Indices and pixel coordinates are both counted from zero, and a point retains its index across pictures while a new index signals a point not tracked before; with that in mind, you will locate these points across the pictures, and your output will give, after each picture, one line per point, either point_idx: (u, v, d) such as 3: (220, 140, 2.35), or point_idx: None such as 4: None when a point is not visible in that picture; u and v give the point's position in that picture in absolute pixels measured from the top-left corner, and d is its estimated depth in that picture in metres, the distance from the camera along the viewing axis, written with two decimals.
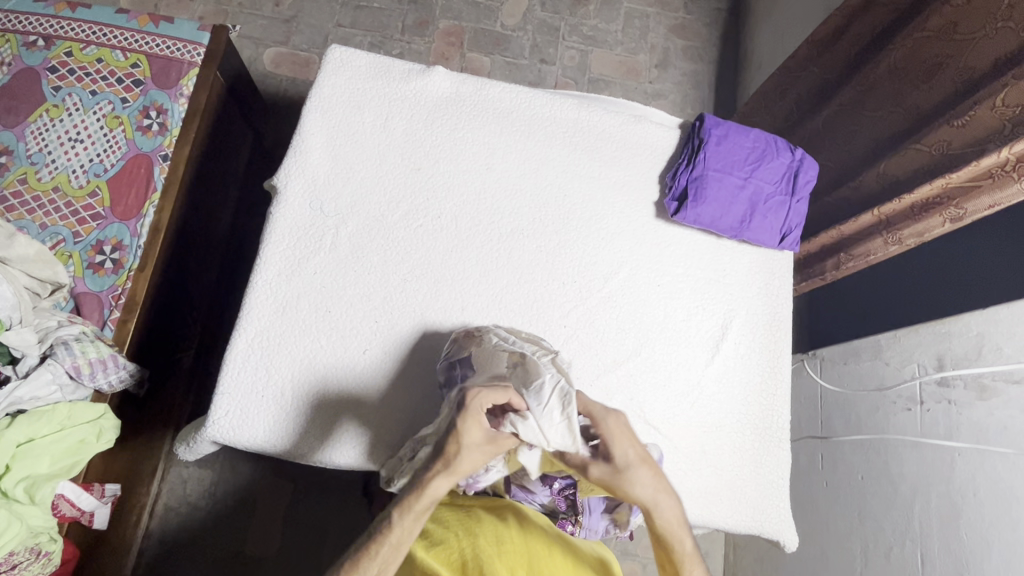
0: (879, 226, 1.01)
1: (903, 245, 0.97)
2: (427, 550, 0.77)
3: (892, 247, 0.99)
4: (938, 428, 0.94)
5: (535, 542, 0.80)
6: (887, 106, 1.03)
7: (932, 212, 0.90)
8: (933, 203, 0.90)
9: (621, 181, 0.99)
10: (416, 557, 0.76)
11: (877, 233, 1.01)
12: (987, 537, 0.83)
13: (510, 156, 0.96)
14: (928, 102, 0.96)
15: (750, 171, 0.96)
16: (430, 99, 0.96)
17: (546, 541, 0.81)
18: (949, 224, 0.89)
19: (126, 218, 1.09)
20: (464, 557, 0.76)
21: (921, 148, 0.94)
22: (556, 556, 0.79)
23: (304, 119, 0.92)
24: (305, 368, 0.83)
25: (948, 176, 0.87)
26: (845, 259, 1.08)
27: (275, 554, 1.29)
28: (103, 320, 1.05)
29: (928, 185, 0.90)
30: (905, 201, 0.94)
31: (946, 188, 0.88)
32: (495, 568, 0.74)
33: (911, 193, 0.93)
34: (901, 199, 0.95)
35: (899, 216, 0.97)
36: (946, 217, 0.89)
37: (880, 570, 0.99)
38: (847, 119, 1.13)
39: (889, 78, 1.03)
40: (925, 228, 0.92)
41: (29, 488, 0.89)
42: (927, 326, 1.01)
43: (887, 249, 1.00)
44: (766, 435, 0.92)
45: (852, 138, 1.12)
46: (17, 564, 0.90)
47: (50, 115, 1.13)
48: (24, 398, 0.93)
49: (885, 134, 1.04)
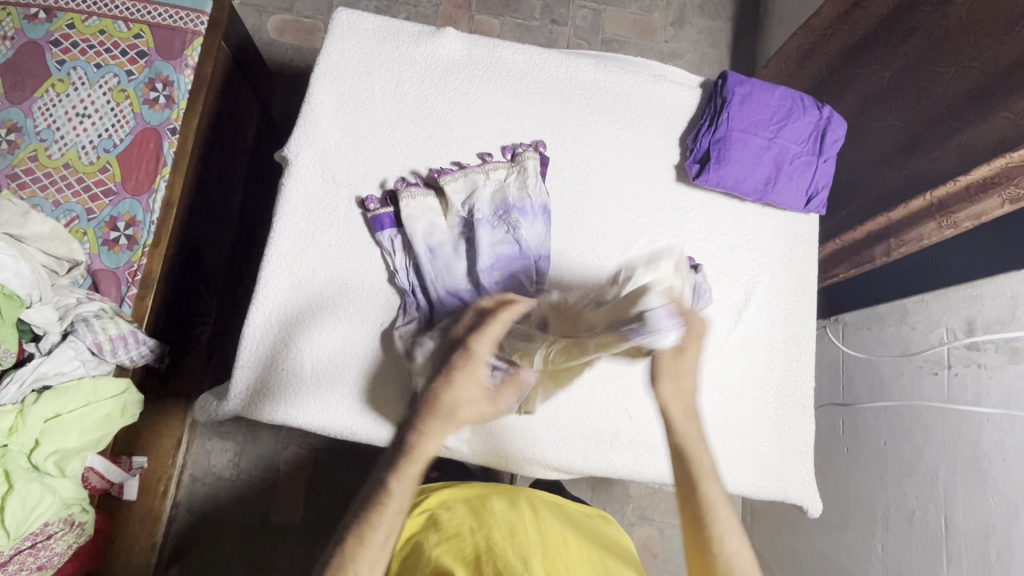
0: (931, 209, 0.98)
1: (959, 229, 0.95)
2: (438, 544, 0.76)
3: (946, 231, 0.97)
4: (966, 392, 0.91)
5: (551, 536, 0.79)
6: (958, 62, 0.96)
7: (990, 194, 0.88)
8: (990, 184, 0.88)
9: (641, 144, 0.95)
10: (429, 550, 0.76)
11: (928, 218, 0.99)
12: (1014, 501, 0.81)
13: (524, 121, 0.93)
14: (1001, 56, 0.89)
15: (775, 130, 0.92)
16: (441, 63, 0.93)
17: (563, 535, 0.80)
18: (1008, 204, 0.87)
19: (138, 194, 1.08)
20: (478, 548, 0.74)
21: (996, 112, 0.88)
22: (571, 548, 0.78)
23: (312, 87, 0.90)
24: (322, 340, 0.83)
25: (1010, 153, 0.84)
26: (894, 244, 1.06)
27: (299, 522, 1.32)
28: (121, 297, 1.06)
29: (986, 165, 0.87)
30: (959, 182, 0.92)
31: (1004, 168, 0.86)
32: (508, 557, 0.73)
33: (968, 173, 0.90)
34: (957, 179, 0.92)
35: (952, 200, 0.94)
36: (1005, 198, 0.87)
37: (903, 536, 0.99)
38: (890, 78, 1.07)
39: (957, 28, 0.95)
40: (982, 210, 0.90)
41: (59, 461, 0.92)
42: (956, 288, 0.97)
43: (941, 233, 0.97)
44: (789, 402, 0.91)
45: (913, 98, 1.05)
46: (51, 534, 0.92)
47: (56, 90, 1.11)
48: (49, 373, 0.95)
49: (947, 92, 0.98)
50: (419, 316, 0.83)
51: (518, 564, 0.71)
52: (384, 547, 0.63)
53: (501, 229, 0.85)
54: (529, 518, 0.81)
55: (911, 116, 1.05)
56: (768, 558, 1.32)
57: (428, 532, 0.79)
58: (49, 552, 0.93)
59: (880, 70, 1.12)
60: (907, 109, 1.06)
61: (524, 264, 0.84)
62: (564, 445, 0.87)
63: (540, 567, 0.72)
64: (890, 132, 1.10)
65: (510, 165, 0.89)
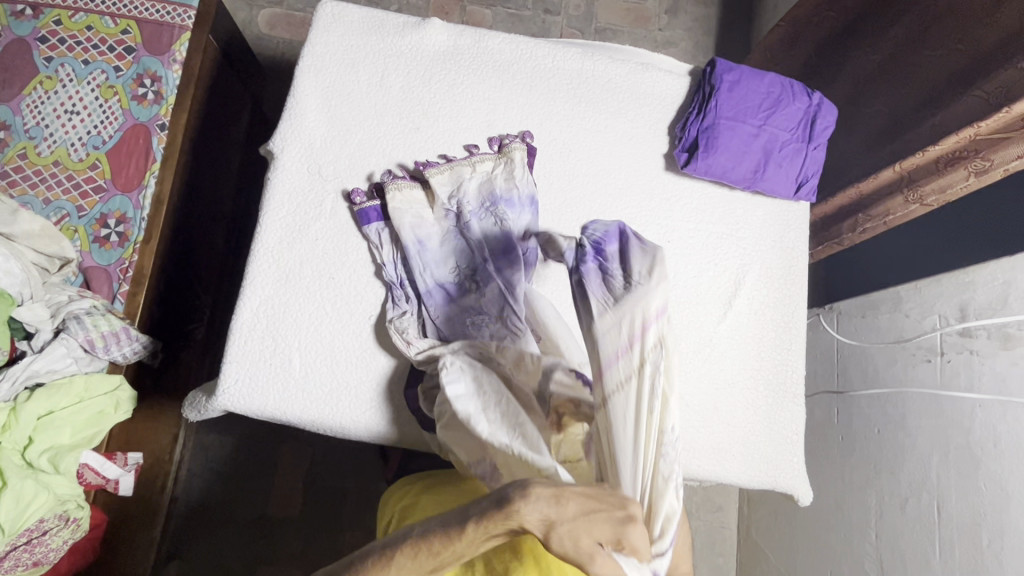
0: (900, 182, 0.97)
1: (925, 203, 0.95)
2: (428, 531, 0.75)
3: (913, 205, 0.97)
4: (959, 379, 0.91)
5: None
6: (948, 44, 0.95)
7: (957, 166, 0.88)
8: (958, 157, 0.87)
9: (629, 133, 0.95)
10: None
11: (896, 192, 0.98)
12: (1005, 488, 0.81)
13: (511, 111, 0.92)
14: (991, 36, 0.88)
15: (764, 117, 0.91)
16: (427, 54, 0.92)
17: None
18: (975, 176, 0.86)
19: (128, 190, 1.08)
20: None
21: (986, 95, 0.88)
22: None
23: (298, 81, 0.89)
24: (310, 334, 0.83)
25: (979, 124, 0.83)
26: (862, 219, 1.06)
27: (296, 515, 1.33)
28: (113, 294, 1.06)
29: (954, 137, 0.87)
30: (928, 154, 0.91)
31: (972, 141, 0.86)
32: None
33: (935, 146, 0.90)
34: (926, 151, 0.91)
35: (920, 172, 0.94)
36: (971, 170, 0.86)
37: (896, 524, 0.99)
38: None
39: (949, 9, 0.94)
40: (948, 182, 0.90)
41: (53, 457, 0.93)
42: (949, 275, 0.97)
43: (908, 207, 0.97)
44: (780, 390, 0.91)
45: (906, 82, 1.03)
46: (47, 530, 0.92)
47: (44, 87, 1.11)
48: (42, 371, 0.96)
49: (940, 76, 0.97)
50: (410, 309, 0.84)
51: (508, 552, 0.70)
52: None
53: (490, 221, 0.85)
54: None
55: (902, 100, 1.04)
56: (765, 545, 1.33)
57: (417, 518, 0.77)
58: (45, 548, 0.93)
59: (872, 54, 1.10)
60: (901, 93, 1.04)
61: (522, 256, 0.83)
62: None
63: None
64: (883, 118, 1.08)
65: (496, 157, 0.88)
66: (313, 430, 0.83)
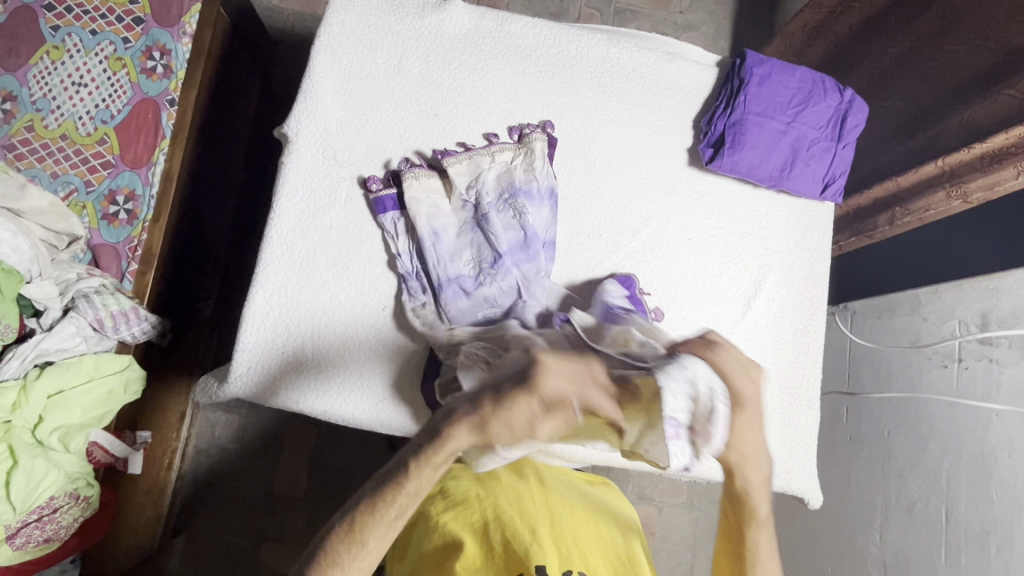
0: (941, 177, 0.93)
1: (969, 200, 0.91)
2: (445, 512, 0.73)
3: (956, 202, 0.93)
4: (976, 386, 0.90)
5: (554, 501, 0.75)
6: (975, 40, 0.92)
7: (1004, 164, 0.84)
8: (1007, 153, 0.84)
9: (653, 126, 0.92)
10: (435, 518, 0.72)
11: (938, 187, 0.94)
12: (1017, 498, 0.81)
13: (532, 99, 0.90)
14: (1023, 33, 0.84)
15: (793, 114, 0.88)
16: (447, 37, 0.89)
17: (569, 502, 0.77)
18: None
19: (137, 166, 1.06)
20: (486, 516, 0.71)
21: (1014, 94, 0.85)
22: (578, 515, 0.75)
23: (313, 61, 0.86)
24: (323, 323, 0.82)
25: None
26: (899, 215, 1.02)
27: (303, 494, 1.33)
28: (122, 272, 1.05)
29: (1005, 133, 0.83)
30: (972, 151, 0.88)
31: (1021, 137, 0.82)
32: (518, 529, 0.69)
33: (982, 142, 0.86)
34: (972, 147, 0.88)
35: (965, 168, 0.90)
36: (1020, 169, 0.82)
37: (903, 528, 0.99)
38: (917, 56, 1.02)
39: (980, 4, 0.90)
40: (996, 180, 0.86)
41: (63, 436, 0.93)
42: (973, 281, 0.95)
43: (949, 204, 0.94)
44: (796, 394, 0.90)
45: (929, 77, 1.00)
46: (58, 508, 0.93)
47: (51, 57, 1.07)
48: (51, 349, 0.95)
49: (968, 73, 0.93)
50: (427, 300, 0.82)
51: (526, 534, 0.68)
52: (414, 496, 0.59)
53: (507, 213, 0.83)
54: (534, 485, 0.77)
55: (924, 96, 1.01)
56: None
57: (434, 499, 0.75)
58: (55, 525, 0.93)
59: (893, 45, 1.07)
60: (924, 88, 1.01)
61: (538, 254, 0.83)
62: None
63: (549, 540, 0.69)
64: (903, 113, 1.06)
65: (516, 147, 0.86)
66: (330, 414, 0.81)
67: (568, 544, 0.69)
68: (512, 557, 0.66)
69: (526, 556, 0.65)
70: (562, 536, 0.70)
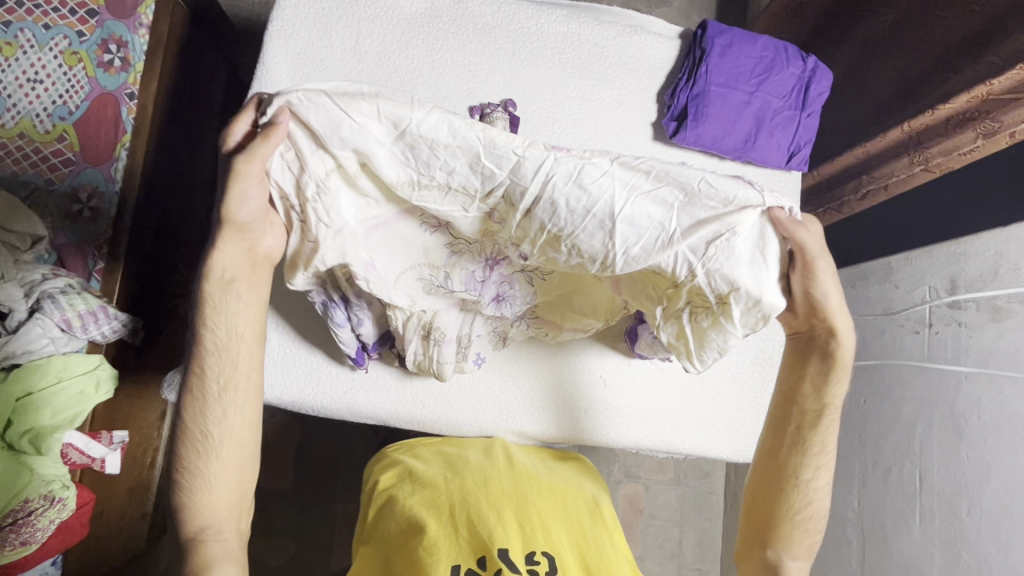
0: (907, 143, 0.97)
1: (929, 165, 0.94)
2: (412, 495, 0.72)
3: (918, 168, 0.97)
4: (946, 350, 0.91)
5: (520, 480, 0.75)
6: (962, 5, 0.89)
7: (968, 125, 0.87)
8: (968, 117, 0.87)
9: (616, 101, 0.91)
10: (402, 502, 0.72)
11: (902, 154, 0.98)
12: (986, 459, 0.82)
13: (494, 78, 0.88)
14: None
15: (756, 83, 0.88)
16: (404, 17, 0.88)
17: (536, 480, 0.76)
18: (981, 139, 0.86)
19: (98, 163, 1.05)
20: (451, 498, 0.71)
21: (995, 60, 0.83)
22: (546, 494, 0.75)
23: (266, 47, 0.84)
24: (286, 314, 0.83)
25: (992, 81, 0.83)
26: (865, 182, 1.07)
27: (289, 487, 1.32)
28: (88, 272, 1.05)
29: (965, 96, 0.86)
30: (937, 114, 0.91)
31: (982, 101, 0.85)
32: (482, 510, 0.69)
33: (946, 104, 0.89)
34: (936, 110, 0.91)
35: (929, 134, 0.93)
36: (980, 131, 0.86)
37: (881, 492, 1.01)
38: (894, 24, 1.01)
39: None
40: (955, 144, 0.89)
41: (35, 439, 0.91)
42: (941, 245, 0.95)
43: (911, 170, 0.97)
44: (767, 364, 0.91)
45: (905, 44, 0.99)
46: (33, 511, 0.91)
47: (3, 54, 1.04)
48: (17, 352, 0.93)
49: (946, 39, 0.92)
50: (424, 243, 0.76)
51: (491, 517, 0.68)
52: (220, 398, 0.67)
53: None
54: (501, 466, 0.77)
55: (906, 64, 1.00)
56: None
57: (402, 484, 0.75)
58: (31, 528, 0.91)
59: (887, 13, 1.03)
60: (906, 56, 1.00)
61: None
62: (510, 410, 0.86)
63: (514, 520, 0.69)
64: (888, 82, 1.04)
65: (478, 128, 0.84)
66: (360, 413, 0.85)
67: (532, 523, 0.69)
68: (476, 539, 0.66)
69: (490, 537, 0.65)
70: (527, 516, 0.70)
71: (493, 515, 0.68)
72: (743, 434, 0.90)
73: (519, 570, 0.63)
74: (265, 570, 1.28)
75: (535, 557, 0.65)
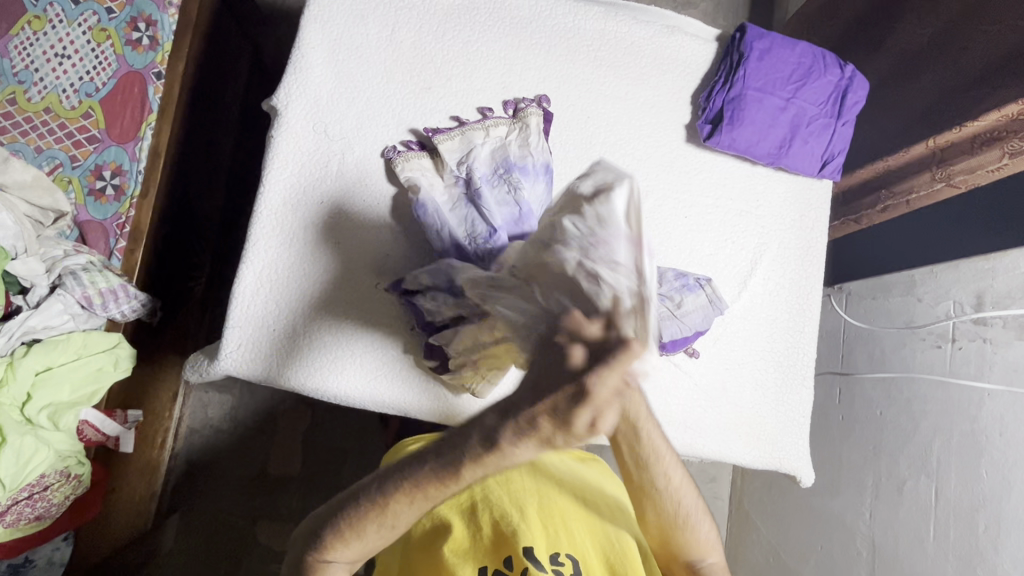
0: (930, 158, 0.98)
1: (952, 182, 0.95)
2: None
3: (940, 183, 0.97)
4: (969, 366, 0.90)
5: (541, 478, 0.75)
6: (1004, 21, 0.88)
7: (992, 145, 0.88)
8: (995, 137, 0.88)
9: (651, 101, 0.91)
10: None
11: (926, 168, 0.99)
12: (1006, 477, 0.82)
13: (528, 73, 0.88)
14: None
15: (793, 90, 0.87)
16: (441, 7, 0.87)
17: (554, 478, 0.76)
18: (1008, 158, 0.87)
19: (123, 141, 1.04)
20: (474, 496, 0.71)
21: None
22: (566, 493, 0.74)
23: (302, 31, 0.83)
24: (314, 303, 0.81)
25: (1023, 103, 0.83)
26: (885, 197, 1.08)
27: (298, 473, 1.32)
28: (110, 250, 1.03)
29: (996, 113, 0.87)
30: (964, 131, 0.92)
31: (1013, 118, 0.85)
32: (506, 508, 0.69)
33: (976, 122, 0.90)
34: (963, 127, 0.92)
35: (954, 151, 0.94)
36: (1006, 151, 0.86)
37: (893, 504, 1.01)
38: (936, 36, 1.00)
39: None
40: (979, 162, 0.90)
41: (52, 414, 0.92)
42: (968, 261, 0.95)
43: (933, 185, 0.98)
44: (790, 373, 0.92)
45: (945, 59, 0.98)
46: (48, 486, 0.92)
47: (33, 27, 1.04)
48: (38, 327, 0.93)
49: (987, 56, 0.91)
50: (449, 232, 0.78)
51: (514, 515, 0.68)
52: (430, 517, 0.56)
53: (501, 186, 0.80)
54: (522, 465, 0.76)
55: (947, 77, 0.98)
56: (755, 517, 1.34)
57: None
58: (46, 503, 0.93)
59: (923, 26, 1.02)
60: (944, 70, 0.99)
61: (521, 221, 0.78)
62: None
63: (537, 518, 0.69)
64: (923, 95, 1.03)
65: (511, 122, 0.84)
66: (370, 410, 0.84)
67: (555, 523, 0.69)
68: (500, 538, 0.66)
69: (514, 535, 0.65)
70: (549, 515, 0.70)
71: (516, 515, 0.68)
72: (763, 439, 0.89)
73: (545, 569, 0.63)
74: (267, 555, 1.28)
75: (561, 557, 0.66)
